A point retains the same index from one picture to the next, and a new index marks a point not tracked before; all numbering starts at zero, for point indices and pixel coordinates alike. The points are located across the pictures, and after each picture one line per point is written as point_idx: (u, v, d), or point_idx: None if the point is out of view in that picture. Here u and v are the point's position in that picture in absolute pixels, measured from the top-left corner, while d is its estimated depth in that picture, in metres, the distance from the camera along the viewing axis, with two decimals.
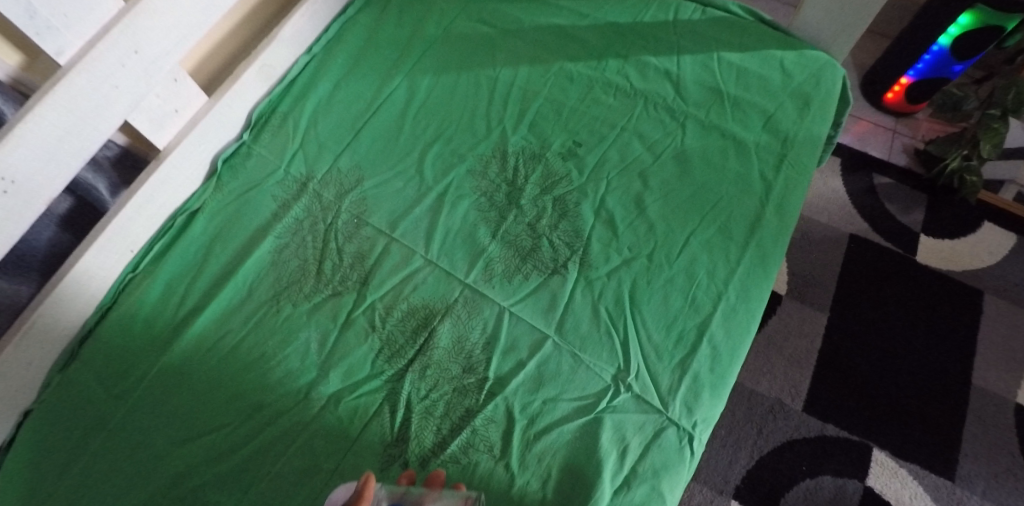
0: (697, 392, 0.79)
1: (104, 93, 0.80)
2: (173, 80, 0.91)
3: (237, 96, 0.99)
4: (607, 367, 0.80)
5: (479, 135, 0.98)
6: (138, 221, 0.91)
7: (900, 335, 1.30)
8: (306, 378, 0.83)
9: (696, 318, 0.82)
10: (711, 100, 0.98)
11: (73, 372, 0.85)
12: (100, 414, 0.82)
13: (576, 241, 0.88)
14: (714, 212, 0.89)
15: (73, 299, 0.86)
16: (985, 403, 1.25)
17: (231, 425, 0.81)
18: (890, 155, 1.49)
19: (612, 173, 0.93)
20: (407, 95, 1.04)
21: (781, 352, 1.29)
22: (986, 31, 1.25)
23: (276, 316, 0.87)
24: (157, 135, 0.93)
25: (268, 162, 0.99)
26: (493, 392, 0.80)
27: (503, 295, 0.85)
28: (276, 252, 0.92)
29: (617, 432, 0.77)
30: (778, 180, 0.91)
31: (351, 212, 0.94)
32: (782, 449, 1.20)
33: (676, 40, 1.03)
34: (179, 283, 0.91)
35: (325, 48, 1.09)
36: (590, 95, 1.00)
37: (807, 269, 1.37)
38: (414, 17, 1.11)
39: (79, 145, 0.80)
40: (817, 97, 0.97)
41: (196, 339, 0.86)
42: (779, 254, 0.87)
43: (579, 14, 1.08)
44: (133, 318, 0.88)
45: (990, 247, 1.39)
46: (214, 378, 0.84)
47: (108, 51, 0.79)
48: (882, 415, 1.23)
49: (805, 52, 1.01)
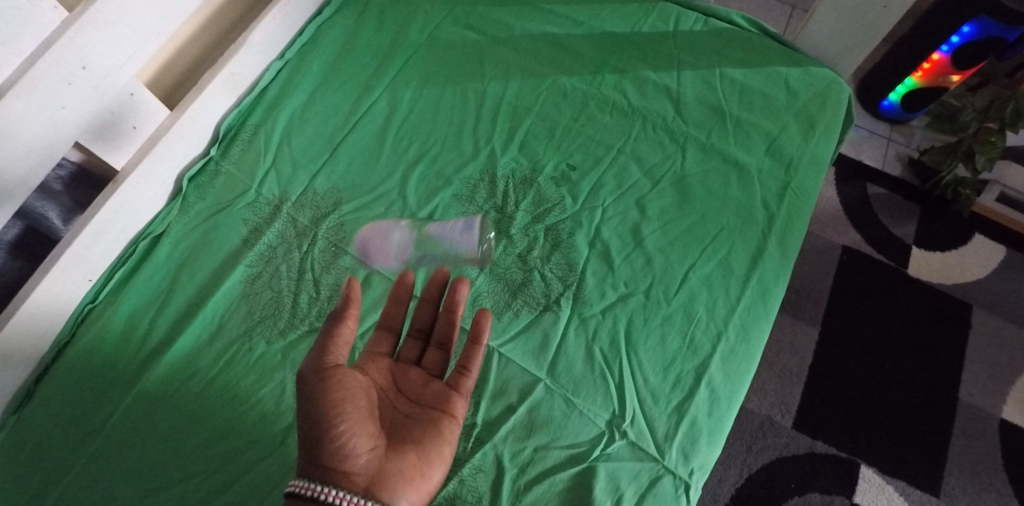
0: (695, 439, 0.74)
1: (49, 115, 0.72)
2: (130, 95, 0.83)
3: (202, 109, 0.93)
4: (601, 412, 0.76)
5: (467, 154, 0.94)
6: (94, 248, 0.85)
7: (888, 346, 1.25)
8: (282, 422, 0.77)
9: (694, 359, 0.78)
10: (712, 119, 0.93)
11: (29, 415, 0.78)
12: (58, 462, 0.75)
13: (569, 275, 0.83)
14: (715, 244, 0.85)
15: (24, 335, 0.79)
16: (973, 419, 1.19)
17: (202, 474, 0.74)
18: (883, 164, 1.45)
19: (608, 200, 0.89)
20: (389, 108, 0.98)
21: (771, 367, 1.24)
22: (988, 42, 1.21)
23: (248, 354, 0.81)
24: (112, 155, 0.86)
25: (238, 181, 0.93)
26: (481, 440, 0.75)
27: (492, 334, 0.81)
28: (247, 283, 0.85)
29: (611, 482, 0.72)
30: (781, 209, 0.86)
31: (328, 238, 0.88)
32: (771, 466, 1.14)
33: (676, 52, 1.00)
34: (144, 315, 0.84)
35: (298, 53, 1.03)
36: (585, 112, 0.96)
37: (800, 281, 1.32)
38: (400, 23, 1.06)
39: (21, 174, 0.72)
40: (822, 119, 0.93)
41: (163, 378, 0.80)
42: (781, 288, 0.82)
43: (574, 21, 1.04)
44: (95, 355, 0.81)
45: (980, 260, 1.34)
46: (183, 421, 0.77)
47: (50, 69, 0.70)
48: (869, 429, 1.18)
49: (811, 68, 0.97)
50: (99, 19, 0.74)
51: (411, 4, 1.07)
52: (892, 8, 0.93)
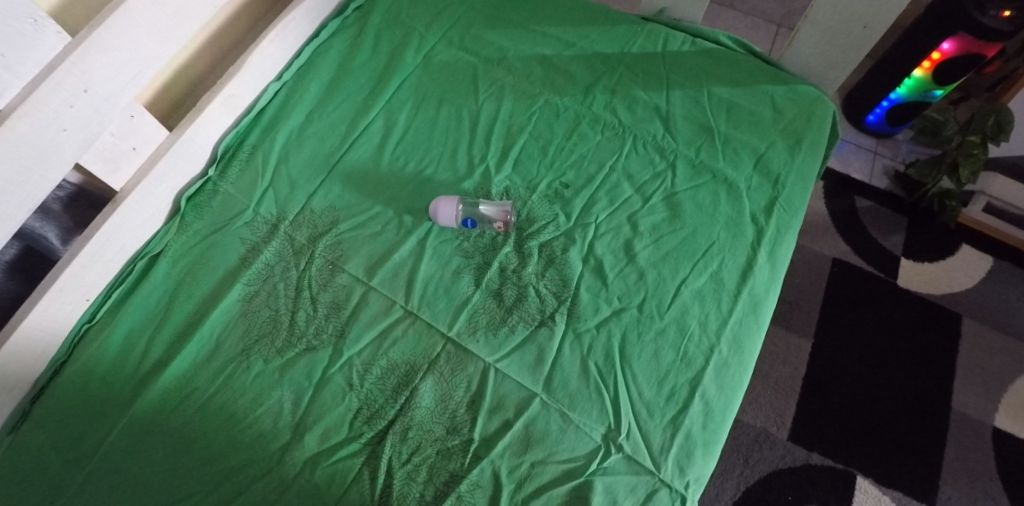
0: (690, 451, 0.75)
1: (51, 137, 0.73)
2: (130, 116, 0.86)
3: (200, 130, 0.94)
4: (597, 426, 0.76)
5: (462, 173, 0.95)
6: (92, 268, 0.85)
7: (880, 356, 1.26)
8: (279, 440, 0.78)
9: (688, 372, 0.79)
10: (701, 137, 0.96)
11: (25, 436, 0.78)
12: (54, 483, 0.75)
13: (564, 291, 0.85)
14: (706, 258, 0.86)
15: (22, 356, 0.80)
16: (966, 428, 1.20)
17: (198, 494, 0.74)
18: (871, 177, 1.47)
19: (601, 216, 0.90)
20: (384, 129, 1.00)
21: (766, 380, 1.25)
22: (968, 59, 1.23)
23: (246, 373, 0.82)
24: (112, 176, 0.87)
25: (236, 201, 0.94)
26: (478, 455, 0.76)
27: (488, 350, 0.81)
28: (245, 301, 0.86)
29: (608, 496, 0.73)
30: (770, 223, 0.88)
31: (326, 257, 0.89)
32: (768, 479, 1.15)
33: (664, 71, 1.02)
34: (142, 334, 0.85)
35: (295, 75, 1.05)
36: (577, 131, 0.98)
37: (792, 293, 1.34)
38: (395, 45, 1.08)
39: (24, 195, 0.73)
40: (808, 135, 0.95)
41: (160, 397, 0.80)
42: (771, 302, 0.84)
43: (565, 42, 1.07)
44: (91, 375, 0.82)
45: (968, 270, 1.36)
46: (179, 441, 0.78)
47: (53, 93, 0.72)
48: (864, 440, 1.18)
49: (796, 86, 0.99)
50: (101, 43, 0.75)
51: (405, 27, 1.10)
52: (872, 28, 0.97)
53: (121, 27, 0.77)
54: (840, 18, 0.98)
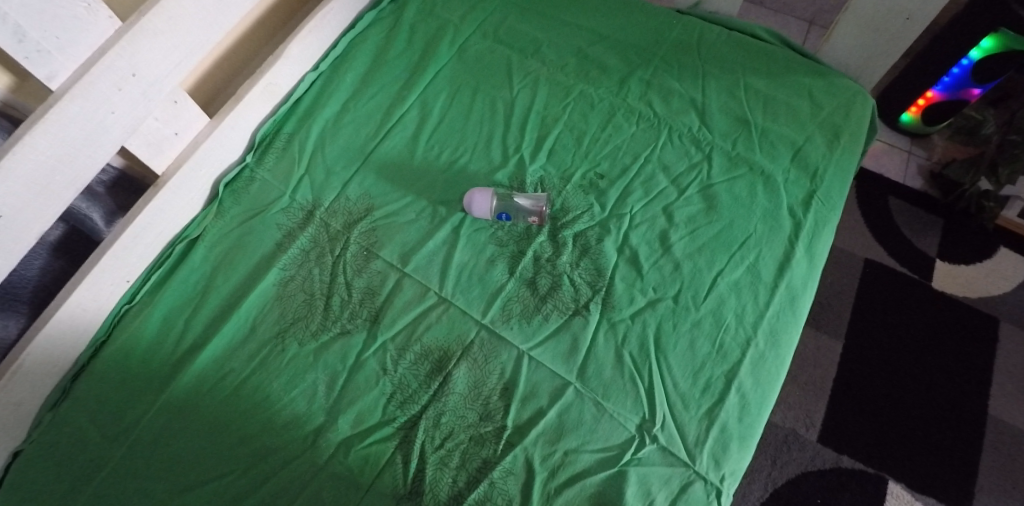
0: (725, 444, 0.74)
1: (99, 119, 0.75)
2: (173, 102, 0.88)
3: (241, 117, 0.96)
4: (631, 416, 0.76)
5: (496, 162, 0.96)
6: (133, 250, 0.87)
7: (913, 358, 1.24)
8: (313, 423, 0.78)
9: (723, 365, 0.78)
10: (737, 129, 0.95)
11: (65, 412, 0.79)
12: (93, 459, 0.77)
13: (598, 280, 0.85)
14: (742, 250, 0.85)
15: (62, 338, 0.81)
16: (1003, 436, 1.17)
17: (231, 476, 0.75)
18: (904, 178, 1.45)
19: (636, 207, 0.90)
20: (419, 118, 1.01)
21: (795, 380, 1.23)
22: (1009, 56, 1.19)
23: (280, 356, 0.82)
24: (156, 160, 0.89)
25: (273, 188, 0.95)
26: (511, 443, 0.75)
27: (521, 337, 0.81)
28: (281, 285, 0.87)
29: (642, 487, 0.72)
30: (808, 217, 0.87)
31: (360, 243, 0.90)
32: (797, 481, 1.13)
33: (700, 64, 1.01)
34: (178, 317, 0.86)
35: (331, 65, 1.06)
36: (612, 122, 0.98)
37: (823, 293, 1.32)
38: (430, 36, 1.09)
39: (72, 175, 0.74)
40: (847, 129, 0.93)
41: (196, 377, 0.81)
42: (809, 296, 0.83)
43: (599, 35, 1.06)
44: (130, 354, 0.83)
45: (1006, 273, 1.33)
46: (213, 421, 0.78)
47: (104, 75, 0.74)
48: (896, 443, 1.16)
49: (834, 80, 0.98)
50: (150, 28, 0.77)
51: (440, 19, 1.10)
52: (915, 19, 0.96)
53: (169, 13, 0.79)
54: (882, 11, 0.98)
